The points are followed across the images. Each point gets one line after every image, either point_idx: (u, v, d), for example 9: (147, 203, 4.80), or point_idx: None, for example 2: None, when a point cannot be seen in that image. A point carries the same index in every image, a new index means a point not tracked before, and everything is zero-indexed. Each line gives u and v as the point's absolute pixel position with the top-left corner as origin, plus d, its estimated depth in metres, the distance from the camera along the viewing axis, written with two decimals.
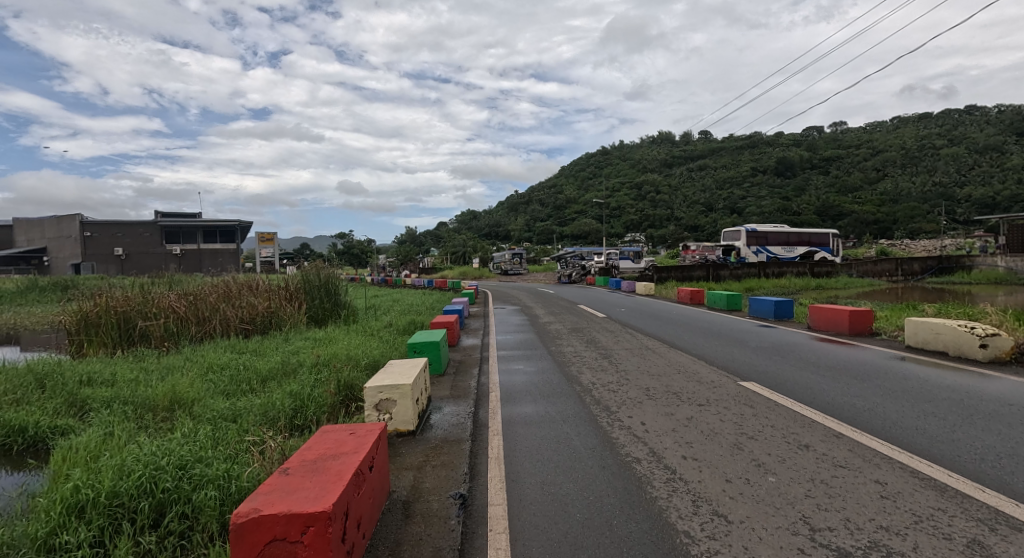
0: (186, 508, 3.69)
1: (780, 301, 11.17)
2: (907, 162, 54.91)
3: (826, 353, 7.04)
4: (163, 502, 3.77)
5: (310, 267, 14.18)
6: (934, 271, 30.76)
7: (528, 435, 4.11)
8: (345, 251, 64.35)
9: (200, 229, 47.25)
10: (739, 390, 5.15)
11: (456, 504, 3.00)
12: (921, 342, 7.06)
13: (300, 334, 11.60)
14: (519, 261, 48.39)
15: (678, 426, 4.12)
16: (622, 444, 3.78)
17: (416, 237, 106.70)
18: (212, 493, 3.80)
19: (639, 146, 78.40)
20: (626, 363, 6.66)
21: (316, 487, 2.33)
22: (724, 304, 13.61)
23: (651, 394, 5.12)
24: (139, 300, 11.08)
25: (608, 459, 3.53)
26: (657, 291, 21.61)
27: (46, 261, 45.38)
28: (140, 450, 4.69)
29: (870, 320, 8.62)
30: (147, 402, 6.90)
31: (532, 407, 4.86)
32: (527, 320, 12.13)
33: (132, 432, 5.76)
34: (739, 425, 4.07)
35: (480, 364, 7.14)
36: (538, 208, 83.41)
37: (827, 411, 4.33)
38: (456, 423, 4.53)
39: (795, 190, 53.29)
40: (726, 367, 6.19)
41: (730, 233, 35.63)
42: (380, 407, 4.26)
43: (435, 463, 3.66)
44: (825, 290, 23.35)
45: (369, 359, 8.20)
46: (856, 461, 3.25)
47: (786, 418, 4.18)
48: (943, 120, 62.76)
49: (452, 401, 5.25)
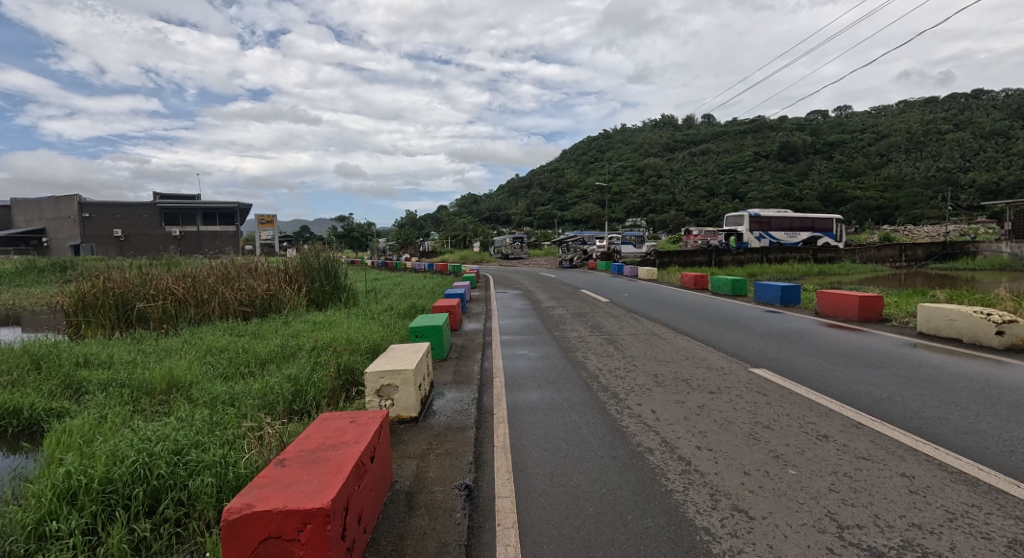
0: (182, 494, 3.64)
1: (786, 287, 11.00)
2: (911, 147, 54.29)
3: (835, 339, 6.90)
4: (158, 488, 3.71)
5: (310, 249, 14.05)
6: (937, 258, 30.56)
7: (534, 423, 3.94)
8: (345, 234, 63.98)
9: (200, 211, 46.97)
10: (749, 376, 5.01)
11: (461, 496, 2.87)
12: (934, 329, 6.89)
13: (299, 317, 11.48)
14: (520, 246, 47.98)
15: (690, 415, 3.98)
16: (633, 433, 3.64)
17: (416, 220, 106.02)
18: (209, 480, 3.74)
19: (642, 129, 77.26)
20: (632, 349, 6.51)
21: (313, 480, 2.17)
22: (729, 289, 13.46)
23: (659, 381, 4.97)
24: (137, 282, 10.99)
25: (619, 449, 3.40)
26: (660, 276, 21.38)
27: (45, 242, 45.42)
28: (141, 433, 4.66)
29: (881, 306, 8.45)
30: (144, 385, 6.81)
31: (539, 394, 4.69)
32: (529, 305, 11.98)
33: (127, 416, 5.65)
34: (753, 414, 3.93)
35: (483, 349, 6.98)
36: (539, 192, 82.81)
37: (843, 398, 4.20)
38: (460, 410, 4.39)
39: (798, 175, 52.82)
40: (736, 353, 6.06)
41: (733, 218, 35.38)
42: (382, 393, 4.12)
43: (438, 451, 3.53)
44: (828, 276, 23.09)
45: (370, 343, 8.09)
46: (879, 453, 3.10)
47: (801, 406, 4.05)
48: (949, 104, 61.97)
49: (455, 387, 5.10)
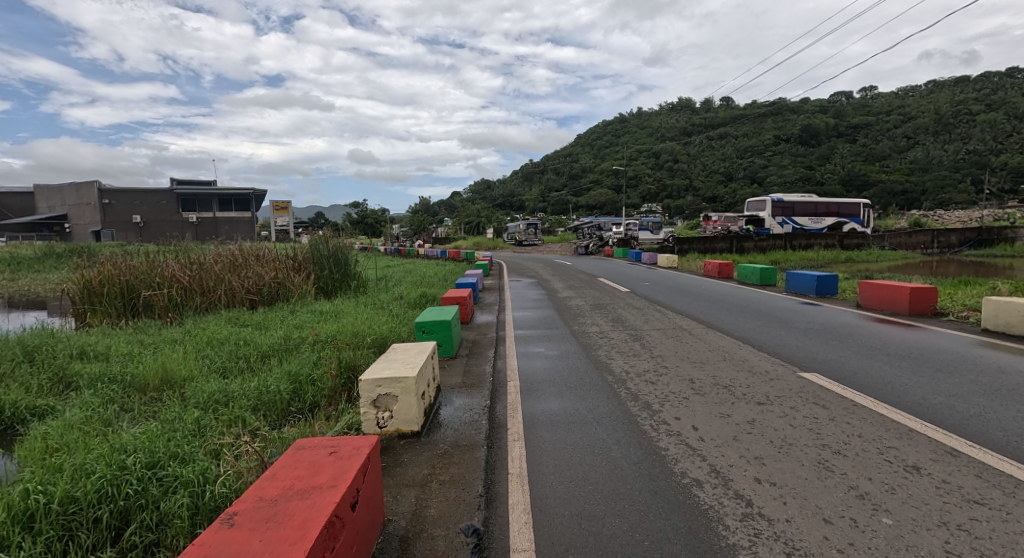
0: (153, 517, 3.14)
1: (823, 276, 10.24)
2: (940, 129, 51.99)
3: (888, 336, 6.20)
4: (127, 509, 3.21)
5: (320, 236, 13.57)
6: (973, 243, 29.06)
7: (556, 443, 3.35)
8: (359, 220, 63.64)
9: (216, 197, 46.96)
10: (801, 383, 4.36)
11: (468, 544, 2.31)
12: (1004, 326, 6.15)
13: (307, 306, 11.01)
14: (534, 232, 47.15)
15: (740, 434, 3.37)
16: (674, 458, 3.05)
17: (429, 206, 105.48)
18: (186, 500, 3.24)
19: (658, 112, 75.20)
20: (661, 347, 5.89)
21: (266, 553, 1.64)
22: (757, 278, 12.69)
23: (697, 388, 4.35)
24: (143, 269, 10.63)
25: (658, 480, 2.81)
26: (679, 263, 20.57)
27: (68, 228, 46.03)
28: (123, 439, 4.19)
29: (934, 299, 7.68)
30: (136, 380, 6.40)
31: (559, 403, 4.11)
32: (544, 295, 11.32)
33: (114, 417, 5.23)
34: (816, 434, 3.31)
35: (495, 346, 6.40)
36: (554, 176, 81.60)
37: (923, 415, 3.54)
38: (469, 421, 3.84)
39: (819, 159, 51.05)
40: (779, 354, 5.38)
41: (754, 203, 34.21)
42: (379, 403, 3.57)
43: (442, 478, 2.97)
44: (855, 264, 22.03)
45: (377, 336, 7.58)
46: (998, 496, 2.45)
47: (874, 424, 3.40)
48: (982, 83, 59.14)
49: (465, 392, 4.54)
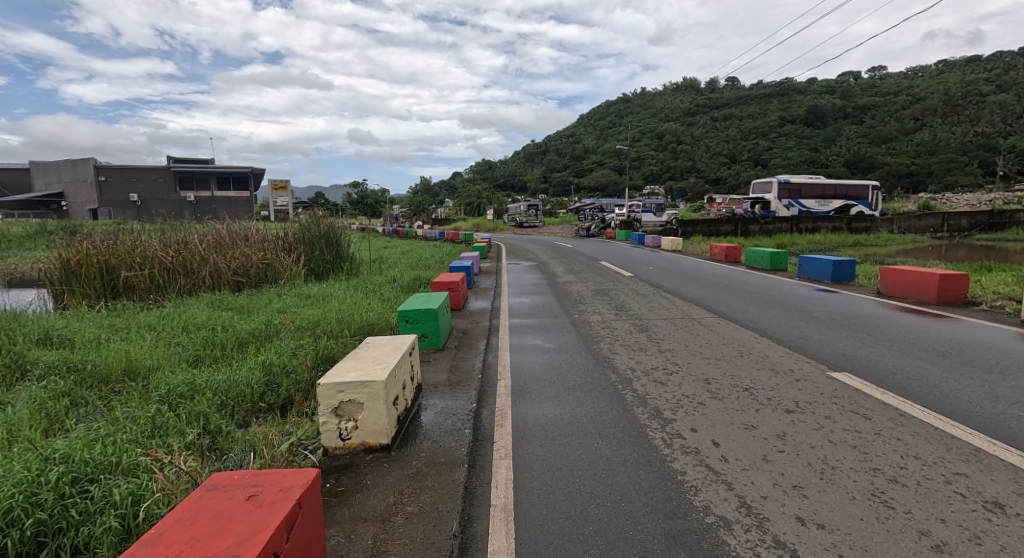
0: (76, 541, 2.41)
1: (839, 261, 9.61)
2: (949, 111, 50.08)
3: (921, 329, 5.59)
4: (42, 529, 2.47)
5: (312, 215, 12.94)
6: (983, 228, 28.26)
7: (548, 464, 2.79)
8: (358, 201, 62.56)
9: (214, 175, 45.98)
10: (833, 386, 3.79)
11: None
12: None
13: (294, 289, 10.44)
14: (534, 213, 46.30)
15: (770, 452, 2.82)
16: (693, 486, 2.49)
17: (430, 187, 104.56)
18: (115, 518, 2.53)
19: (662, 92, 73.60)
20: (669, 340, 5.30)
21: None
22: (767, 263, 12.07)
23: (713, 392, 3.78)
24: (123, 248, 10.00)
25: (677, 517, 2.26)
26: (684, 246, 19.90)
27: (65, 206, 45.35)
28: (59, 443, 3.51)
29: (964, 287, 7.08)
30: (99, 370, 5.83)
31: (554, 409, 3.55)
32: (544, 279, 10.75)
33: (63, 414, 4.65)
34: (864, 455, 2.75)
35: (488, 337, 5.82)
36: (556, 158, 80.42)
37: (988, 429, 2.98)
38: (450, 430, 3.29)
39: (825, 140, 50.02)
40: (802, 350, 4.80)
41: (761, 184, 33.37)
42: (342, 412, 3.01)
43: (410, 509, 2.42)
44: (864, 247, 21.34)
45: (362, 324, 7.02)
46: None
47: (931, 442, 2.84)
48: (993, 63, 57.33)
49: (449, 393, 3.97)
